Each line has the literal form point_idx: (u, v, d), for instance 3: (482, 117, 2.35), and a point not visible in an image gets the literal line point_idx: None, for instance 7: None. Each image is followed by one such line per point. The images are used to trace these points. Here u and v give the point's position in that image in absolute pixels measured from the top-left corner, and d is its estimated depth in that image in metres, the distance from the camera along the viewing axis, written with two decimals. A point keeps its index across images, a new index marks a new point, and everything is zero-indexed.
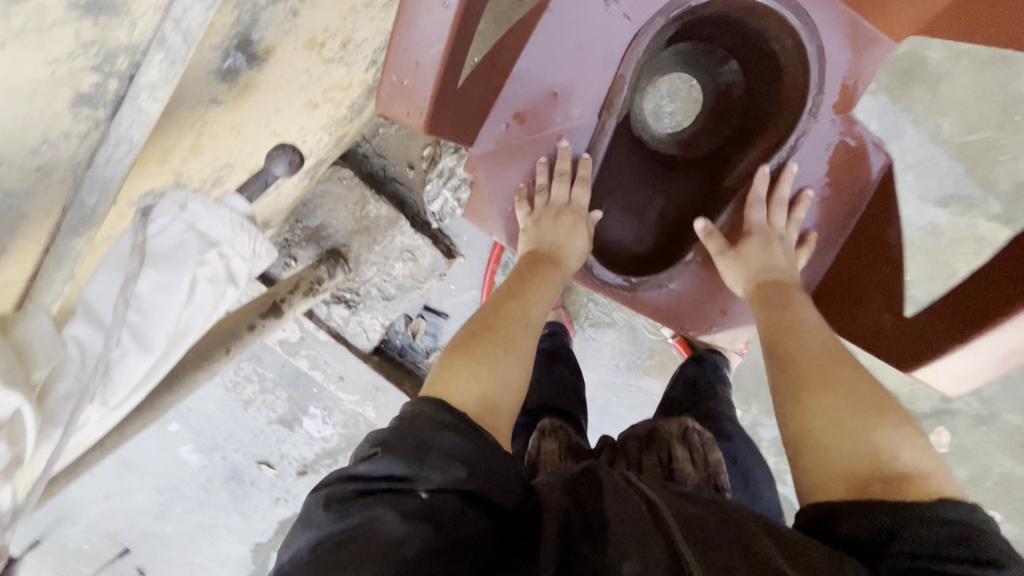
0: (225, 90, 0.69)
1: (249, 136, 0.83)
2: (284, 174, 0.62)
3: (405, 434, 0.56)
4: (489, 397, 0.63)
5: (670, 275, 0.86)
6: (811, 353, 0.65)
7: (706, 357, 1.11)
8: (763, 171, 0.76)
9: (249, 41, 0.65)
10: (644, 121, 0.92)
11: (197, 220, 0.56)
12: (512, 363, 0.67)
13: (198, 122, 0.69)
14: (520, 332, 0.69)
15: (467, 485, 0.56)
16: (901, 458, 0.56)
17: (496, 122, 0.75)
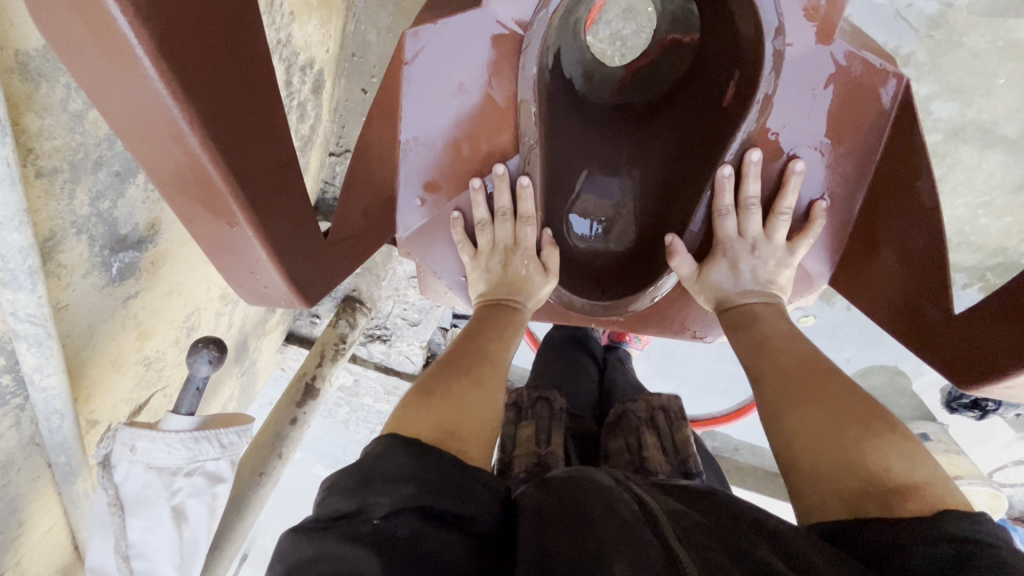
0: (133, 282, 0.65)
1: (194, 283, 0.80)
2: (210, 371, 0.58)
3: (351, 470, 0.50)
4: (460, 438, 0.55)
5: (661, 283, 0.70)
6: (778, 366, 0.58)
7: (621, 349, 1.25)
8: (723, 176, 0.60)
9: (121, 239, 0.59)
10: (583, 85, 0.76)
11: (150, 457, 0.56)
12: (483, 400, 0.59)
13: (130, 318, 0.68)
14: (487, 375, 0.62)
15: (422, 501, 0.48)
16: (893, 472, 0.47)
17: (407, 205, 0.65)
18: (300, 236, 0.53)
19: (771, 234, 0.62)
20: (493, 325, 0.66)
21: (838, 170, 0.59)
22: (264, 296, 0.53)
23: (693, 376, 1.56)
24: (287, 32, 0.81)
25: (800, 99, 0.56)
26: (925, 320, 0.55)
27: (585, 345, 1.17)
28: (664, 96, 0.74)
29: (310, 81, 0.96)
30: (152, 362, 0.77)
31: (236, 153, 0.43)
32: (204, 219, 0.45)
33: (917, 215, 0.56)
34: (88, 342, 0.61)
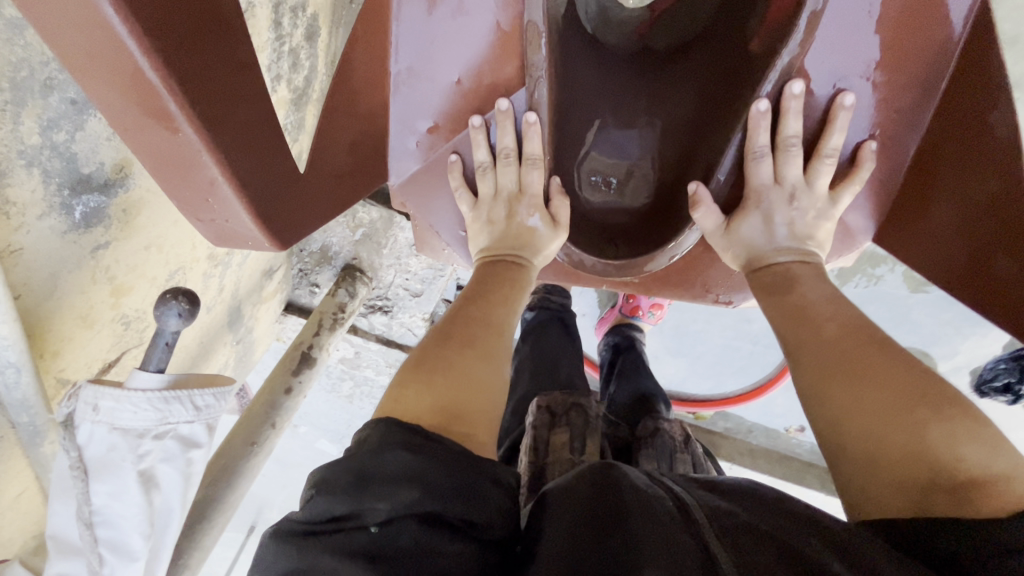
0: (103, 230, 0.60)
1: (174, 237, 0.75)
2: (181, 326, 0.53)
3: (343, 466, 0.44)
4: (458, 411, 0.50)
5: (682, 241, 0.63)
6: (827, 337, 0.49)
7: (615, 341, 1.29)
8: (757, 111, 0.52)
9: (83, 179, 0.54)
10: (602, 19, 0.68)
11: (115, 418, 0.51)
12: (484, 372, 0.53)
13: (101, 271, 0.63)
14: (490, 340, 0.56)
15: (425, 507, 0.43)
16: (965, 464, 0.39)
17: (401, 147, 0.59)
18: (258, 156, 0.48)
19: (812, 182, 0.55)
20: (497, 290, 0.60)
21: (894, 104, 0.52)
22: (223, 227, 0.50)
23: (707, 355, 1.49)
24: None
25: (856, 16, 0.48)
26: (992, 274, 0.51)
27: (571, 331, 1.19)
28: (691, 39, 0.66)
29: (303, 27, 0.88)
30: (131, 322, 0.71)
31: (175, 39, 0.38)
32: (147, 131, 0.41)
33: (986, 157, 0.50)
34: (51, 294, 0.56)
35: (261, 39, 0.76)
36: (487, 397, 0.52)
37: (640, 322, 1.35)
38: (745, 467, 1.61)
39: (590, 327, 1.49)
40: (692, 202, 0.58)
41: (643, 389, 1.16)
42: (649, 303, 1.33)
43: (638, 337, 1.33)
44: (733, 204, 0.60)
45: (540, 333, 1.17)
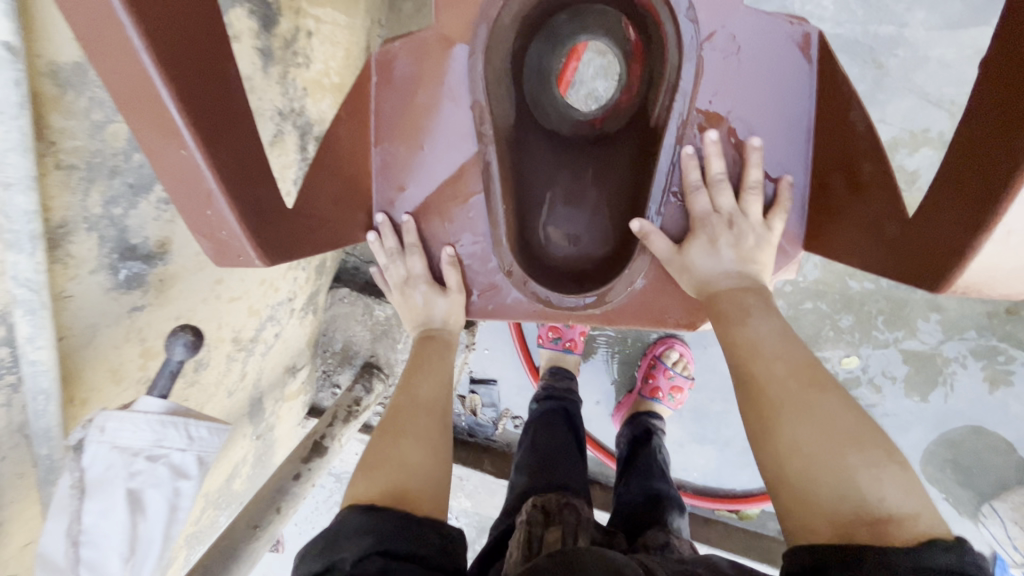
0: (139, 294, 0.72)
1: (200, 312, 0.87)
2: (186, 356, 0.61)
3: (318, 542, 0.62)
4: (399, 484, 0.67)
5: (633, 270, 0.74)
6: (775, 376, 0.58)
7: (638, 434, 1.26)
8: (687, 154, 0.70)
9: (129, 247, 0.68)
10: (564, 109, 0.88)
11: (117, 437, 0.57)
12: (426, 443, 0.72)
13: (134, 332, 0.74)
14: (414, 422, 0.74)
15: (381, 546, 0.59)
16: (888, 503, 0.49)
17: (382, 198, 0.80)
18: (246, 188, 0.62)
19: (744, 211, 0.68)
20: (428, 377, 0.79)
21: (773, 136, 0.71)
22: (219, 239, 0.61)
23: (736, 440, 1.40)
24: (300, 103, 0.95)
25: (725, 70, 0.70)
26: (888, 237, 0.61)
27: (574, 422, 1.19)
28: (623, 123, 0.84)
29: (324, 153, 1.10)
30: None
31: (186, 80, 0.54)
32: (163, 151, 0.55)
33: (858, 143, 0.66)
34: (89, 342, 0.67)
35: (288, 158, 0.97)
36: (427, 463, 0.70)
37: (659, 405, 1.31)
38: None
39: (606, 416, 1.45)
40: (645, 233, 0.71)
41: (656, 491, 1.10)
42: (668, 385, 1.31)
43: (657, 425, 1.27)
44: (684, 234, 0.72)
45: (543, 426, 1.16)
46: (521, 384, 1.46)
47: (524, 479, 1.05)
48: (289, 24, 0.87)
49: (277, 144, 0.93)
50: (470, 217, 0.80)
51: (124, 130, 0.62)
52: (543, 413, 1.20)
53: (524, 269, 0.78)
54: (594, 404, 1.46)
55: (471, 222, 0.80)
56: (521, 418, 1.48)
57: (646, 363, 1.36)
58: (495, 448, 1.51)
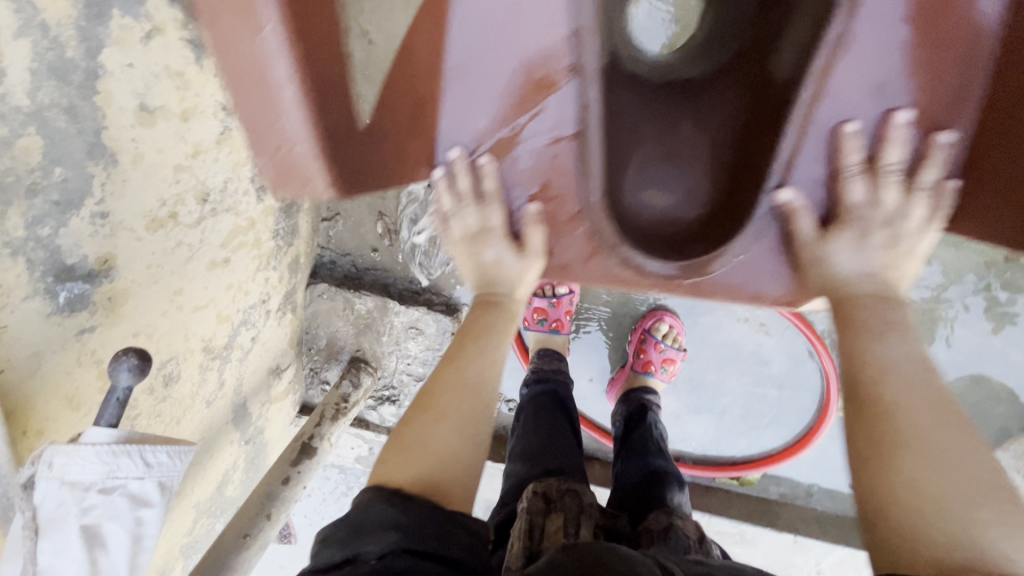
0: (85, 316, 0.69)
1: (163, 325, 0.84)
2: (133, 381, 0.58)
3: (339, 526, 0.64)
4: (441, 478, 0.70)
5: (737, 250, 0.87)
6: (909, 408, 0.63)
7: (635, 412, 1.23)
8: (850, 132, 0.80)
9: (65, 267, 0.64)
10: (643, 70, 1.06)
11: (64, 473, 0.54)
12: (469, 434, 0.73)
13: (87, 355, 0.71)
14: (448, 403, 0.75)
15: (406, 542, 0.61)
16: (1013, 562, 0.51)
17: (446, 142, 0.87)
18: (321, 121, 0.76)
19: (884, 202, 0.80)
20: (479, 365, 0.79)
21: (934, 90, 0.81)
22: (285, 161, 0.76)
23: (733, 408, 1.38)
24: None
25: (869, 55, 0.79)
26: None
27: (567, 404, 1.16)
28: (714, 75, 1.02)
29: None
30: None
31: (307, 38, 0.72)
32: (258, 83, 0.70)
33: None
34: (34, 372, 0.63)
35: (241, 155, 0.92)
36: (467, 456, 0.72)
37: (653, 379, 1.28)
38: (813, 539, 1.39)
39: (600, 392, 1.43)
40: (792, 215, 0.83)
41: (654, 468, 1.09)
42: (660, 358, 1.27)
43: (652, 400, 1.25)
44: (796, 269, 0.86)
45: (539, 410, 1.13)
46: (512, 367, 1.43)
47: (520, 464, 1.03)
48: None
49: (225, 141, 0.88)
50: (558, 166, 0.88)
51: (36, 143, 0.58)
52: (536, 395, 1.17)
53: (610, 232, 0.87)
54: (587, 381, 1.43)
55: (566, 191, 0.88)
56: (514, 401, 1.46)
57: (637, 337, 1.31)
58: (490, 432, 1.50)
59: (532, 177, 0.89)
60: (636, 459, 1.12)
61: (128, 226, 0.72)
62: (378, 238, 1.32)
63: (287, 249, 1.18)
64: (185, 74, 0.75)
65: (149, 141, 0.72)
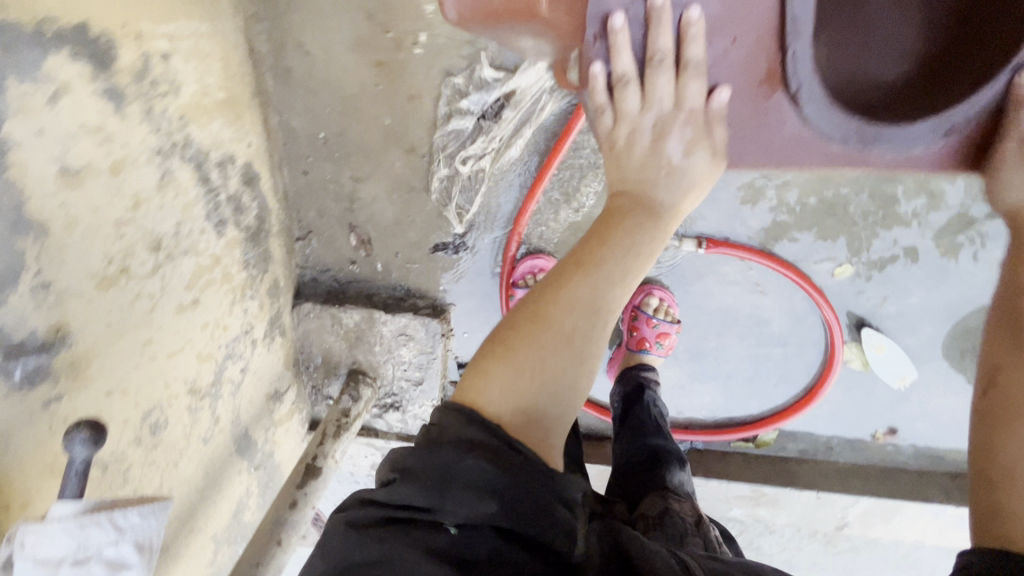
0: (49, 387, 0.70)
1: (139, 379, 0.85)
2: (90, 453, 0.58)
3: (428, 463, 0.61)
4: (548, 392, 0.68)
5: (918, 140, 0.77)
6: None
7: (631, 395, 1.19)
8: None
9: (14, 345, 0.64)
10: None
11: (37, 551, 0.56)
12: (584, 345, 0.71)
13: (59, 423, 0.72)
14: (576, 323, 0.71)
15: (500, 519, 0.58)
16: None
17: None
18: None
19: None
20: (615, 264, 0.75)
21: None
22: None
23: (738, 373, 1.34)
24: (182, 135, 0.88)
25: None
26: None
27: None
28: None
29: (235, 175, 1.04)
30: (110, 465, 0.81)
31: None
32: None
33: None
34: (5, 450, 0.65)
35: (188, 196, 0.91)
36: (582, 371, 0.71)
37: (649, 356, 1.25)
38: (836, 493, 1.37)
39: (601, 373, 1.41)
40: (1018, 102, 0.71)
41: (655, 449, 1.07)
42: (654, 334, 1.23)
43: (649, 379, 1.21)
44: (971, 158, 0.78)
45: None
46: None
47: None
48: (136, 51, 0.77)
49: (168, 185, 0.87)
50: (749, 19, 0.74)
51: None
52: None
53: (822, 92, 0.76)
54: (586, 364, 1.41)
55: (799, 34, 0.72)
56: None
57: (629, 314, 1.28)
58: None
59: (717, 23, 0.75)
60: (637, 440, 1.10)
61: (78, 291, 0.72)
62: (353, 250, 1.30)
63: (262, 276, 1.18)
64: (106, 128, 0.73)
65: (81, 203, 0.71)
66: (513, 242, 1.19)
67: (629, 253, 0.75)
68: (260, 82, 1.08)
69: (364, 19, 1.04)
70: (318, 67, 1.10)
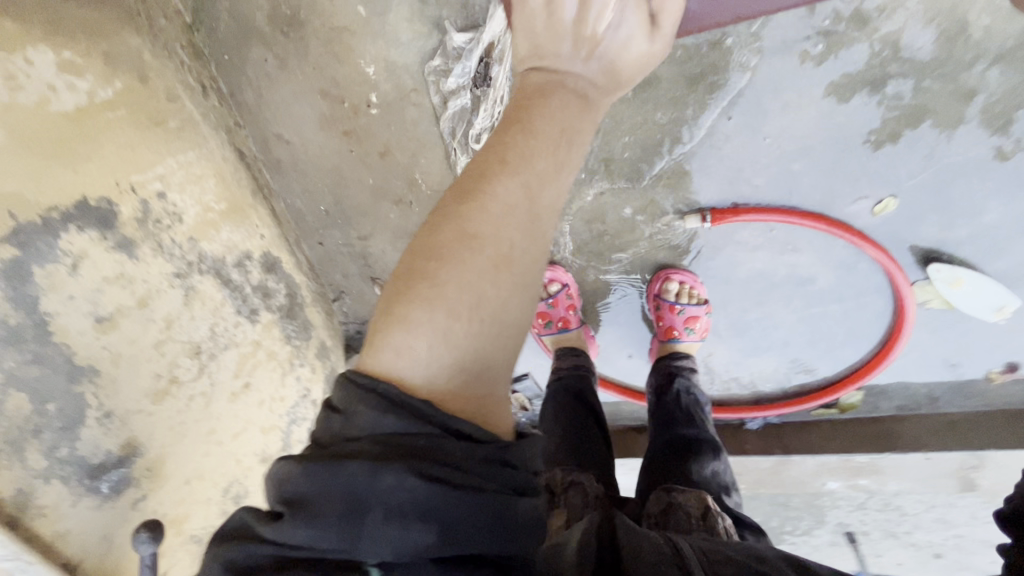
0: (133, 491, 0.86)
1: (212, 464, 1.01)
2: (154, 548, 0.73)
3: (327, 484, 0.41)
4: (496, 329, 0.51)
5: None
6: None
7: (666, 380, 1.17)
8: None
9: (96, 467, 0.81)
10: None
11: None
12: (527, 262, 0.54)
13: (149, 516, 0.89)
14: (508, 231, 0.53)
15: (444, 545, 0.40)
16: None
17: None
18: None
19: None
20: (543, 160, 0.58)
21: None
22: None
23: (794, 337, 1.22)
24: (196, 252, 1.02)
25: None
26: None
27: (588, 400, 1.12)
28: None
29: (256, 267, 1.18)
30: (204, 538, 0.99)
31: None
32: None
33: None
34: (111, 547, 0.83)
35: (215, 300, 1.06)
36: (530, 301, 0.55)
37: (681, 343, 1.21)
38: (949, 451, 1.18)
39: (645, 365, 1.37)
40: None
41: (682, 438, 1.04)
42: (681, 321, 1.17)
43: (682, 364, 1.19)
44: None
45: (556, 403, 1.12)
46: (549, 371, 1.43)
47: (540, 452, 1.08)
48: (133, 202, 0.91)
49: (193, 298, 1.01)
50: None
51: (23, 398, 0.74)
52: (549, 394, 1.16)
53: None
54: (627, 358, 1.38)
55: None
56: None
57: (652, 304, 1.22)
58: None
59: None
60: (666, 430, 1.07)
61: (139, 410, 0.89)
62: None
63: (307, 343, 1.32)
64: (124, 273, 0.88)
65: (120, 341, 0.86)
66: None
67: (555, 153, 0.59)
68: (257, 178, 1.20)
69: (321, 96, 1.10)
70: (298, 150, 1.19)
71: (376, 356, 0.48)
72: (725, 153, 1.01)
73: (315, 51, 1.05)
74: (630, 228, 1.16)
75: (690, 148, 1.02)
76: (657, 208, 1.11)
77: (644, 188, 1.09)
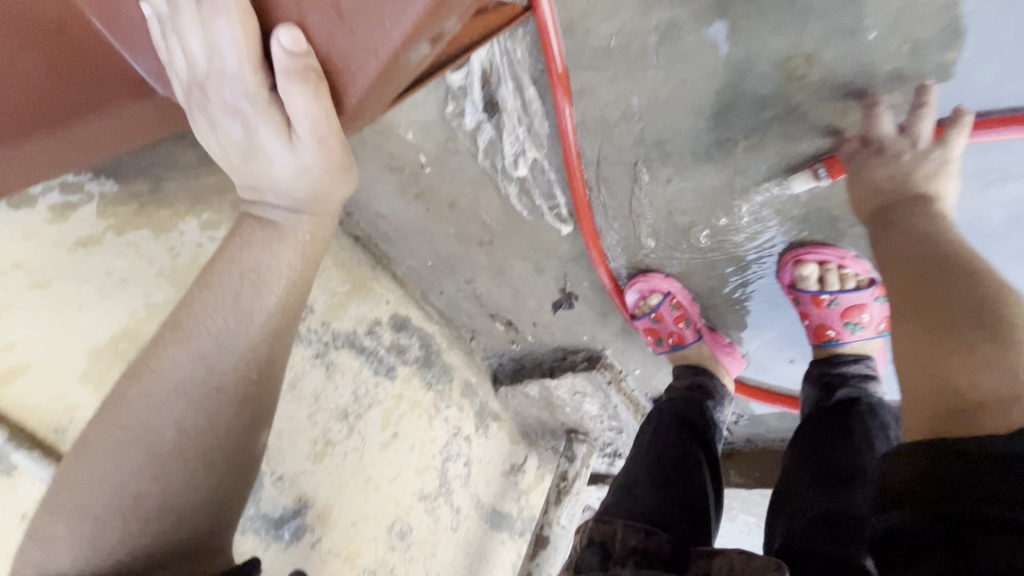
0: (308, 534, 1.10)
1: (374, 506, 1.21)
2: None
3: None
4: (176, 510, 0.51)
5: None
6: (904, 287, 0.70)
7: (829, 385, 0.92)
8: None
9: (279, 519, 1.06)
10: None
11: None
12: (204, 443, 0.52)
13: (328, 553, 1.12)
14: (165, 427, 0.51)
15: None
16: (981, 391, 0.55)
17: None
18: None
19: None
20: (219, 318, 0.53)
21: None
22: None
23: None
24: (330, 332, 1.20)
25: None
26: None
27: (695, 430, 0.97)
28: None
29: (387, 330, 1.31)
30: (376, 569, 1.20)
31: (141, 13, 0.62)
32: None
33: None
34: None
35: (353, 368, 1.23)
36: (234, 467, 0.55)
37: (841, 346, 0.97)
38: None
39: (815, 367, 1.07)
40: None
41: (828, 473, 0.77)
42: (836, 315, 0.96)
43: (846, 371, 0.93)
44: None
45: (654, 433, 0.97)
46: None
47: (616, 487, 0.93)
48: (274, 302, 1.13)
49: (335, 371, 1.20)
50: None
51: None
52: (646, 425, 1.01)
53: None
54: (789, 364, 1.11)
55: None
56: (739, 412, 1.25)
57: (789, 300, 1.00)
58: (738, 451, 1.33)
59: None
60: (804, 458, 0.82)
61: (304, 471, 1.11)
62: (505, 333, 1.40)
63: (450, 385, 1.42)
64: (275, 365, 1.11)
65: (280, 420, 1.09)
66: (606, 274, 1.04)
67: (244, 318, 0.53)
68: (375, 253, 1.32)
69: (390, 172, 1.13)
70: (396, 223, 1.26)
71: (39, 545, 0.50)
72: (818, 80, 0.73)
73: (371, 138, 1.06)
74: (722, 209, 0.90)
75: (770, 91, 0.75)
76: (746, 178, 0.85)
77: (723, 158, 0.84)
